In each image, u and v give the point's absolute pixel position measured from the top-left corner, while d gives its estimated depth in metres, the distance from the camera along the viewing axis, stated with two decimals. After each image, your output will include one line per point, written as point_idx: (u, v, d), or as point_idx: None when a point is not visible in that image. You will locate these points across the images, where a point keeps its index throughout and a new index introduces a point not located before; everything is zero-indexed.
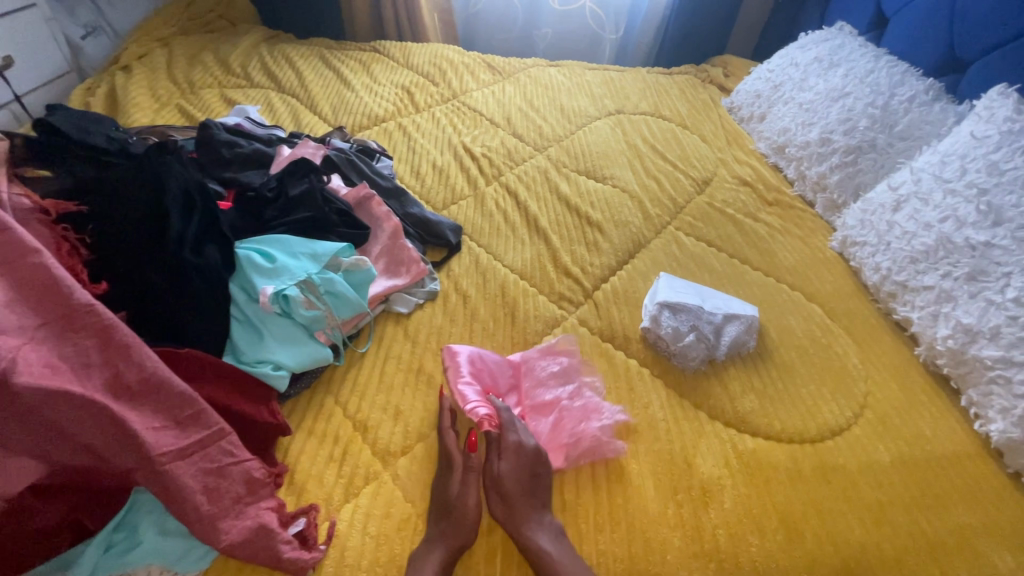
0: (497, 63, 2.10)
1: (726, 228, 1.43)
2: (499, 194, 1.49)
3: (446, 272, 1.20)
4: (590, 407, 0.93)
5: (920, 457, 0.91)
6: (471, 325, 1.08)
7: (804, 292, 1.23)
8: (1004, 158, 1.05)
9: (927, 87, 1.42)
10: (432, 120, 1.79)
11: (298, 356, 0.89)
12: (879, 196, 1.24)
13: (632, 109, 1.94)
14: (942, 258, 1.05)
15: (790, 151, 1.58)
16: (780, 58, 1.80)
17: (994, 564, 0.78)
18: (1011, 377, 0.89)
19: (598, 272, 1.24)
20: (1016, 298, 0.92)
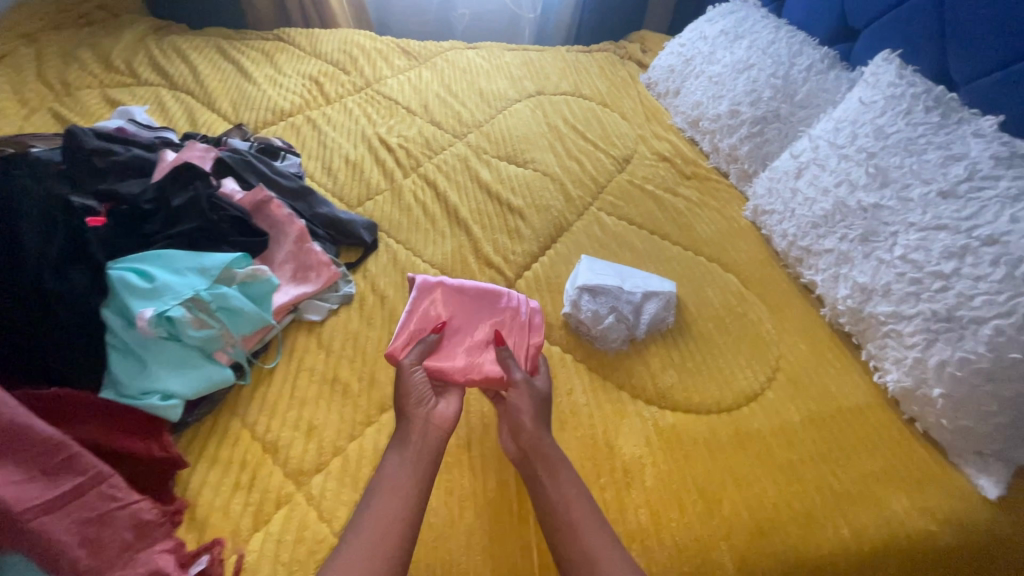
0: (411, 49, 2.04)
1: (646, 205, 1.45)
2: (417, 185, 1.44)
3: (362, 273, 1.16)
4: (511, 325, 0.97)
5: (827, 414, 0.95)
6: (390, 326, 1.05)
7: (720, 263, 1.27)
8: (889, 122, 1.10)
9: (822, 56, 1.47)
10: (344, 111, 1.70)
11: (191, 382, 0.81)
12: (783, 164, 1.28)
13: (552, 90, 1.94)
14: (839, 222, 1.10)
15: (703, 124, 1.61)
16: (690, 32, 1.82)
17: (892, 507, 0.83)
18: (902, 331, 0.95)
19: (519, 260, 1.22)
20: (903, 255, 0.97)
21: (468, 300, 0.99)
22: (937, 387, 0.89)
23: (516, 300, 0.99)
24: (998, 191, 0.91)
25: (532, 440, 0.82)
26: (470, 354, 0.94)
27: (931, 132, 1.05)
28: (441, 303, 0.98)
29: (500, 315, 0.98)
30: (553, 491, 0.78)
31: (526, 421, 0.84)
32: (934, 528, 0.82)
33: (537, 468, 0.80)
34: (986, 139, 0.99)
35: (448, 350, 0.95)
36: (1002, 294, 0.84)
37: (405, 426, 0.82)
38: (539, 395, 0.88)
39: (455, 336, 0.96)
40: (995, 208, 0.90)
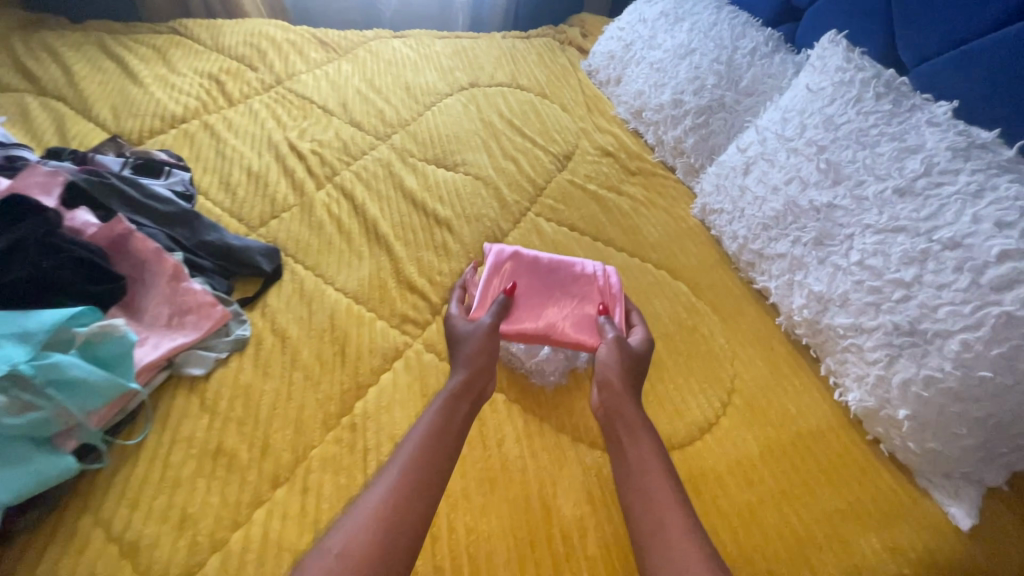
0: (329, 39, 1.84)
1: (589, 207, 1.33)
2: (331, 197, 1.27)
3: (260, 309, 0.99)
4: (593, 290, 0.99)
5: (787, 441, 0.86)
6: (291, 374, 0.89)
7: (668, 269, 1.17)
8: (839, 111, 1.01)
9: (766, 38, 1.37)
10: (249, 114, 1.50)
11: (12, 484, 0.64)
12: (730, 158, 1.18)
13: (486, 81, 1.78)
14: (791, 224, 1.00)
15: (646, 115, 1.50)
16: (629, 15, 1.70)
17: (861, 550, 0.75)
18: (862, 345, 0.86)
19: (447, 281, 1.09)
20: (860, 261, 0.88)
21: (549, 268, 1.00)
22: (903, 408, 0.81)
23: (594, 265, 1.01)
24: (957, 188, 0.83)
25: (617, 403, 0.82)
26: (554, 315, 0.95)
27: (883, 122, 0.96)
28: (518, 267, 0.99)
29: (578, 284, 0.99)
30: (633, 456, 0.77)
31: (611, 377, 0.84)
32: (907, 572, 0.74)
33: (619, 430, 0.80)
34: (941, 128, 0.90)
35: (530, 312, 0.95)
36: (967, 305, 0.76)
37: (465, 385, 0.82)
38: (631, 360, 0.87)
39: (535, 298, 0.96)
40: (955, 206, 0.82)
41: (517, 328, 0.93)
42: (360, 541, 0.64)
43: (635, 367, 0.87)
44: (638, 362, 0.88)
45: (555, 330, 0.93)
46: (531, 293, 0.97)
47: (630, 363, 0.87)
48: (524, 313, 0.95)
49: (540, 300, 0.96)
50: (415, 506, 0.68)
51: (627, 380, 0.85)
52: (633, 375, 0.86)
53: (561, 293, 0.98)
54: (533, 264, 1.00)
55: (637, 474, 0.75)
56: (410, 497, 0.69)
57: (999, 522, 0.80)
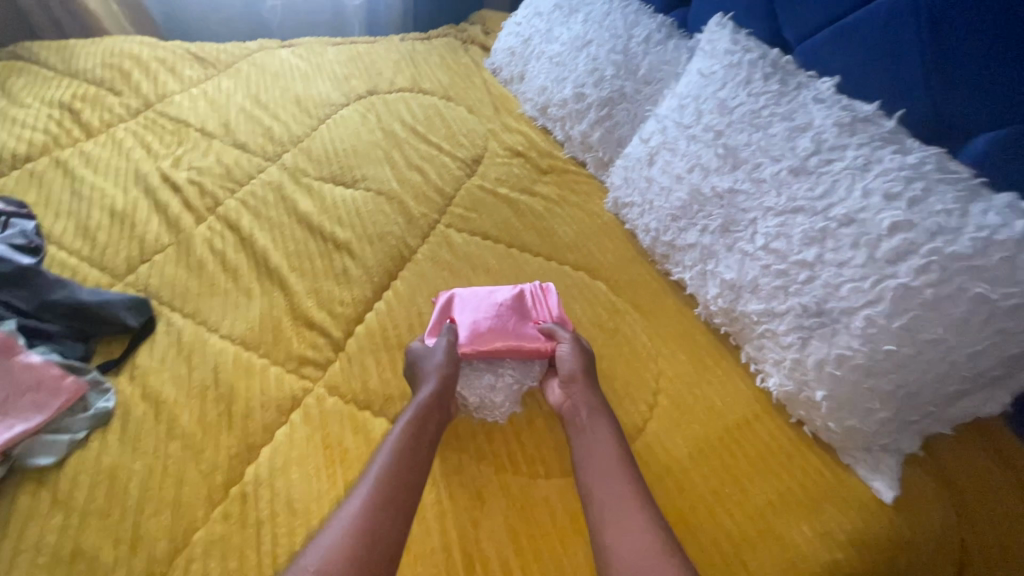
0: (206, 53, 1.68)
1: (501, 212, 1.27)
2: (214, 231, 1.14)
3: (128, 373, 0.86)
4: (538, 304, 0.96)
5: (714, 437, 0.84)
6: (166, 446, 0.77)
7: (586, 270, 1.13)
8: (730, 95, 1.00)
9: (659, 24, 1.36)
10: (112, 145, 1.33)
11: None
12: (634, 150, 1.16)
13: (386, 88, 1.68)
14: (697, 213, 0.99)
15: (551, 111, 1.46)
16: (524, 8, 1.65)
17: (794, 541, 0.73)
18: (776, 330, 0.86)
19: (350, 311, 0.99)
20: (764, 245, 0.87)
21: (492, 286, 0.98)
22: (819, 389, 0.81)
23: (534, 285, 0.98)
24: (846, 163, 0.83)
25: (580, 398, 0.83)
26: (507, 338, 0.90)
27: (773, 102, 0.95)
28: (466, 303, 0.95)
29: (524, 303, 0.96)
30: (593, 444, 0.78)
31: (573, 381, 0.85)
32: (839, 556, 0.73)
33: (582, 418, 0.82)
34: (826, 104, 0.91)
35: (483, 341, 0.90)
36: (867, 280, 0.76)
37: (437, 396, 0.80)
38: (585, 363, 0.87)
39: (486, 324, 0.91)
40: (846, 181, 0.82)
41: (474, 348, 0.90)
42: (338, 561, 0.63)
43: (590, 374, 0.86)
44: (591, 365, 0.87)
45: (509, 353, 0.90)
46: (477, 312, 0.93)
47: (585, 369, 0.86)
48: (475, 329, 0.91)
49: (492, 322, 0.91)
50: (384, 525, 0.67)
51: (587, 377, 0.85)
52: (590, 377, 0.85)
53: (506, 304, 0.94)
54: (480, 293, 0.96)
55: (598, 462, 0.77)
56: (381, 516, 0.68)
57: (922, 488, 0.80)
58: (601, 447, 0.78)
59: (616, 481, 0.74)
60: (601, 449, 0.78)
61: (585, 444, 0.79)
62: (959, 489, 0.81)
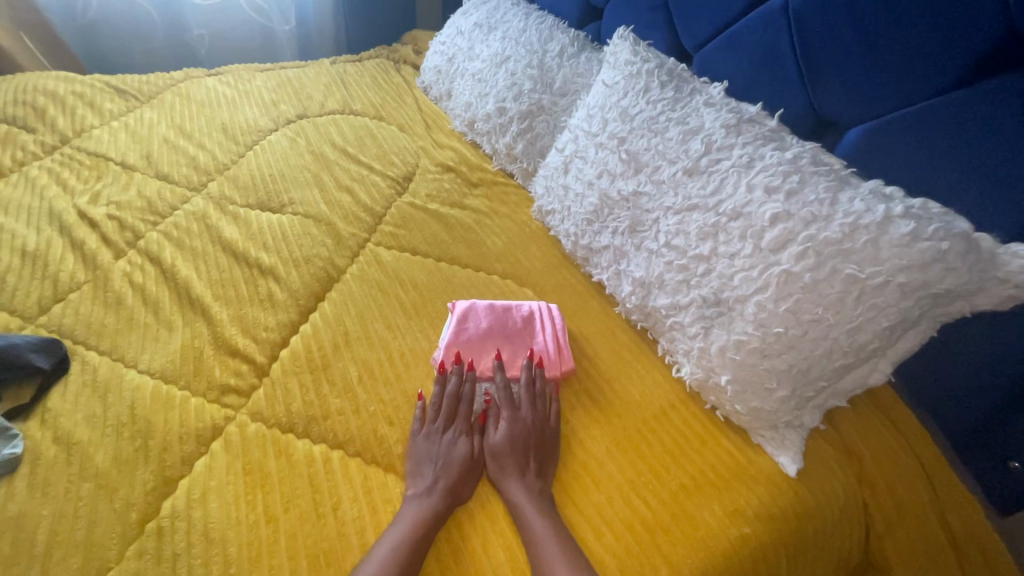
0: (127, 85, 1.65)
1: (431, 227, 1.29)
2: (134, 265, 1.12)
3: (39, 416, 0.84)
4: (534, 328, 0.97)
5: (633, 430, 0.87)
6: (79, 487, 0.75)
7: (514, 277, 1.16)
8: (632, 103, 1.06)
9: (572, 39, 1.42)
10: (25, 183, 1.29)
11: None
12: (552, 160, 1.21)
13: (316, 111, 1.69)
14: (608, 216, 1.03)
15: (478, 126, 1.50)
16: (447, 28, 1.69)
17: (705, 522, 0.77)
18: (682, 322, 0.91)
19: (275, 335, 0.99)
20: (667, 243, 0.92)
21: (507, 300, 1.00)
22: (724, 374, 0.86)
23: (538, 307, 0.99)
24: (733, 161, 0.90)
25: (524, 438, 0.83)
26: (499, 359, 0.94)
27: (669, 108, 1.01)
28: (473, 319, 0.97)
29: (522, 327, 0.97)
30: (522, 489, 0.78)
31: (518, 422, 0.85)
32: (747, 530, 0.77)
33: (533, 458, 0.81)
34: (715, 107, 0.97)
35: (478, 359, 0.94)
36: (754, 269, 0.83)
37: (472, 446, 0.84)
38: (533, 432, 0.84)
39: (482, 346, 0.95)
40: (733, 178, 0.88)
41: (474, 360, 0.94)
42: None
43: (533, 442, 0.83)
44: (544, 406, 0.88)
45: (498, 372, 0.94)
46: (480, 329, 0.96)
47: (523, 437, 0.83)
48: (480, 343, 0.95)
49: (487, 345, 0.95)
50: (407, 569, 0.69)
51: (530, 446, 0.82)
52: (533, 446, 0.83)
53: (507, 326, 0.96)
54: (489, 311, 0.98)
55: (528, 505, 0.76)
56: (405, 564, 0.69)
57: (824, 458, 0.85)
58: (543, 523, 0.74)
59: (556, 561, 0.70)
60: (541, 525, 0.73)
61: (530, 519, 0.74)
62: (861, 459, 0.86)
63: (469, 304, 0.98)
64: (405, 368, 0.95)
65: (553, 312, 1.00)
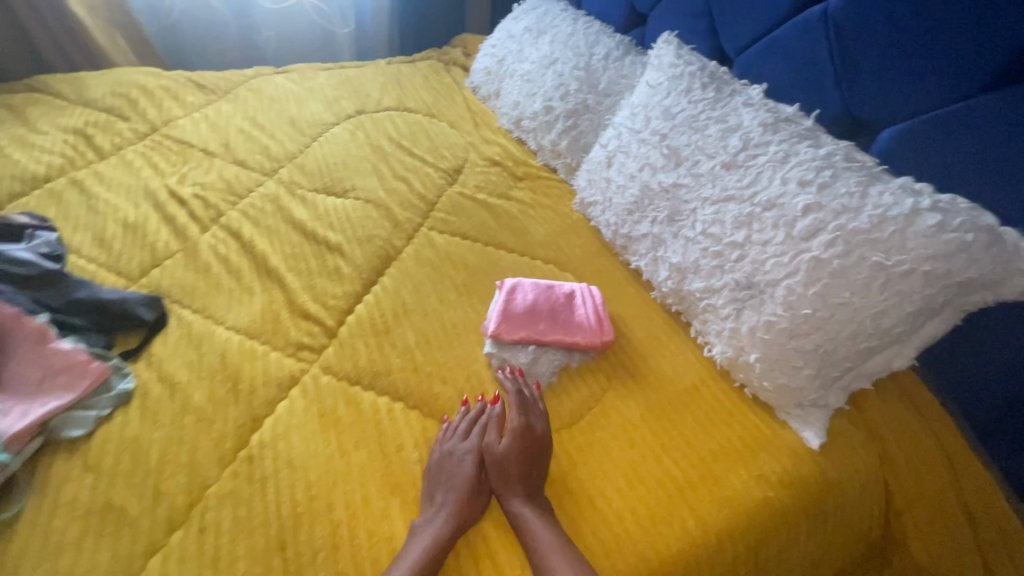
0: (206, 81, 1.82)
1: (479, 215, 1.39)
2: (218, 238, 1.26)
3: (145, 359, 0.97)
4: (577, 301, 1.05)
5: (666, 402, 0.94)
6: (182, 419, 0.88)
7: (556, 263, 1.25)
8: (674, 102, 1.14)
9: (618, 43, 1.51)
10: (123, 165, 1.46)
11: None
12: (596, 155, 1.29)
13: (373, 107, 1.82)
14: (648, 206, 1.11)
15: (525, 124, 1.59)
16: (498, 32, 1.80)
17: (731, 484, 0.84)
18: (715, 304, 0.98)
19: (342, 303, 1.10)
20: (703, 230, 1.00)
21: (551, 281, 1.10)
22: (753, 352, 0.92)
23: (578, 286, 1.08)
24: (769, 156, 0.96)
25: (520, 446, 0.85)
26: (548, 326, 1.01)
27: (709, 107, 1.09)
28: (521, 291, 1.05)
29: (566, 300, 1.05)
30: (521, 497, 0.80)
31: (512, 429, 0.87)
32: (772, 494, 0.84)
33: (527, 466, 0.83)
34: (754, 107, 1.04)
35: (527, 326, 1.01)
36: (786, 255, 0.89)
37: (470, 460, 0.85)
38: (533, 442, 0.85)
39: (530, 314, 1.02)
40: (768, 172, 0.95)
41: (524, 326, 1.01)
42: None
43: (530, 450, 0.84)
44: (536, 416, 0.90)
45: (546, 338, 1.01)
46: (529, 300, 1.04)
47: (520, 445, 0.85)
48: (529, 312, 1.02)
49: (536, 313, 1.02)
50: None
51: (530, 454, 0.84)
52: (533, 456, 0.84)
53: (553, 299, 1.04)
54: (535, 286, 1.06)
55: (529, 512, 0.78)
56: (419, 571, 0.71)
57: (847, 436, 0.90)
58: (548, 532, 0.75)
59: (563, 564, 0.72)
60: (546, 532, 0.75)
61: (533, 525, 0.76)
62: (883, 441, 0.91)
63: (516, 280, 1.07)
64: (457, 336, 1.05)
65: (594, 293, 1.07)
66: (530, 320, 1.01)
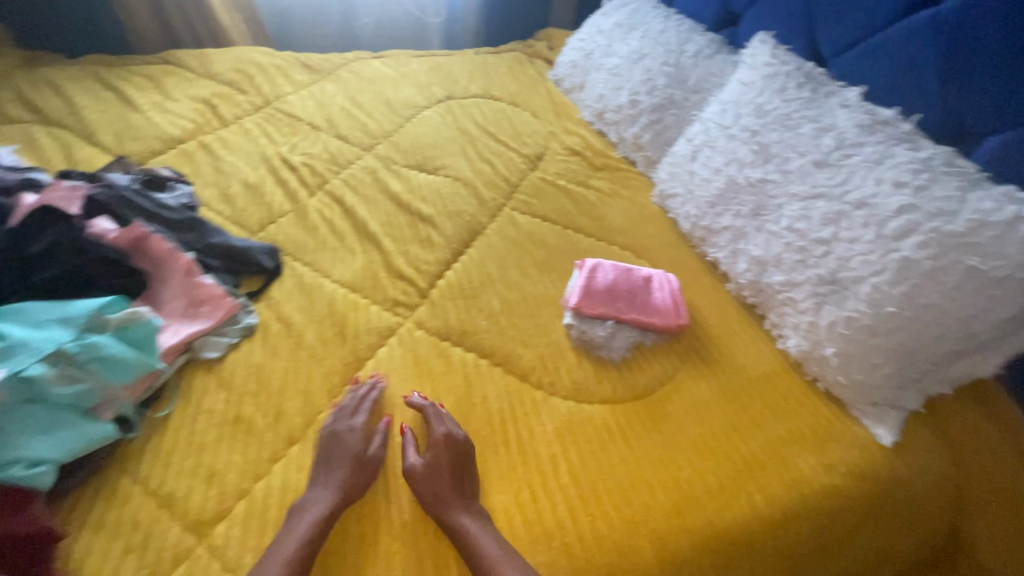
0: (312, 62, 1.97)
1: (559, 200, 1.46)
2: (323, 203, 1.39)
3: (266, 301, 1.10)
4: (654, 285, 1.10)
5: (738, 387, 0.98)
6: (297, 354, 1.00)
7: (632, 250, 1.29)
8: (767, 100, 1.16)
9: (709, 41, 1.53)
10: (242, 133, 1.62)
11: (62, 445, 0.76)
12: (680, 148, 1.32)
13: (461, 94, 1.92)
14: (732, 200, 1.14)
15: (607, 116, 1.64)
16: (587, 27, 1.85)
17: (800, 468, 0.87)
18: (795, 298, 1.00)
19: (433, 269, 1.20)
20: (789, 225, 1.02)
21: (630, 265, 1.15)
22: (830, 347, 0.94)
23: (656, 272, 1.13)
24: (863, 157, 0.98)
25: (450, 455, 0.85)
26: (626, 304, 1.07)
27: (803, 106, 1.11)
28: (603, 270, 1.11)
29: (645, 283, 1.10)
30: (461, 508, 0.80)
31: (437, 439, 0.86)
32: (839, 481, 0.87)
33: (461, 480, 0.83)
34: (850, 109, 1.05)
35: (606, 302, 1.06)
36: (874, 253, 0.91)
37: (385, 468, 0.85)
38: (456, 451, 0.85)
39: (610, 291, 1.07)
40: (862, 172, 0.97)
41: (604, 302, 1.06)
42: None
43: (458, 460, 0.85)
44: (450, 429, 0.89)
45: (624, 314, 1.06)
46: (609, 279, 1.09)
47: (450, 453, 0.85)
48: (610, 289, 1.08)
49: (616, 291, 1.07)
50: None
51: (458, 460, 0.84)
52: (459, 463, 0.85)
53: (632, 280, 1.10)
54: (616, 267, 1.12)
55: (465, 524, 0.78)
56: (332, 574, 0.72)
57: (921, 439, 0.91)
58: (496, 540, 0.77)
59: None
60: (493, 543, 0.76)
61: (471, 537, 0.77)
62: (957, 448, 0.92)
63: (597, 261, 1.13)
64: (537, 307, 1.12)
65: (671, 279, 1.12)
66: (610, 297, 1.07)
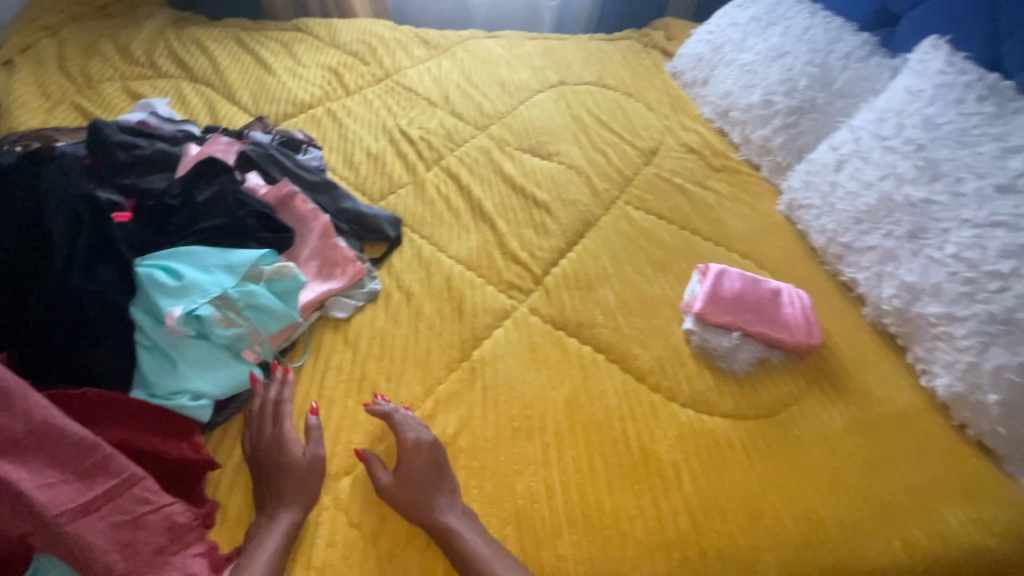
0: (430, 38, 2.00)
1: (675, 199, 1.40)
2: (439, 179, 1.41)
3: (387, 269, 1.14)
4: (784, 300, 1.04)
5: (876, 421, 0.91)
6: (417, 324, 1.02)
7: (754, 260, 1.22)
8: (939, 112, 1.05)
9: (862, 43, 1.41)
10: (364, 103, 1.68)
11: (220, 381, 0.88)
12: (821, 157, 1.21)
13: (575, 80, 1.89)
14: (884, 218, 1.05)
15: (733, 115, 1.55)
16: (718, 19, 1.75)
17: (946, 519, 0.82)
18: (954, 333, 0.91)
19: (547, 256, 1.19)
20: (955, 254, 0.93)
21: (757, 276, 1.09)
22: (994, 393, 0.85)
23: (786, 286, 1.06)
24: None
25: (421, 462, 0.83)
26: (754, 316, 1.01)
27: (985, 123, 1.00)
28: (729, 278, 1.06)
29: (774, 297, 1.04)
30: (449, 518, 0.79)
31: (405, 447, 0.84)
32: (988, 539, 0.81)
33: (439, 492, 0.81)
34: None
35: (732, 311, 1.02)
36: None
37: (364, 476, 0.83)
38: (428, 453, 0.84)
39: (738, 301, 1.02)
40: None
41: (730, 311, 1.02)
42: None
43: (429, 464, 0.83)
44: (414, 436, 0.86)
45: (751, 326, 1.00)
46: (736, 288, 1.04)
47: (423, 458, 0.84)
48: (737, 299, 1.03)
49: (743, 301, 1.02)
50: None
51: (432, 465, 0.83)
52: (430, 466, 0.83)
53: (761, 292, 1.04)
54: (743, 276, 1.07)
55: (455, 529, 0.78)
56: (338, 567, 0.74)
57: None
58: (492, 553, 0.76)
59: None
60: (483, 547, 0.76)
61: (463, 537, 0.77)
62: None
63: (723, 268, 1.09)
64: (654, 308, 1.08)
65: (803, 296, 1.05)
66: (737, 307, 1.02)
